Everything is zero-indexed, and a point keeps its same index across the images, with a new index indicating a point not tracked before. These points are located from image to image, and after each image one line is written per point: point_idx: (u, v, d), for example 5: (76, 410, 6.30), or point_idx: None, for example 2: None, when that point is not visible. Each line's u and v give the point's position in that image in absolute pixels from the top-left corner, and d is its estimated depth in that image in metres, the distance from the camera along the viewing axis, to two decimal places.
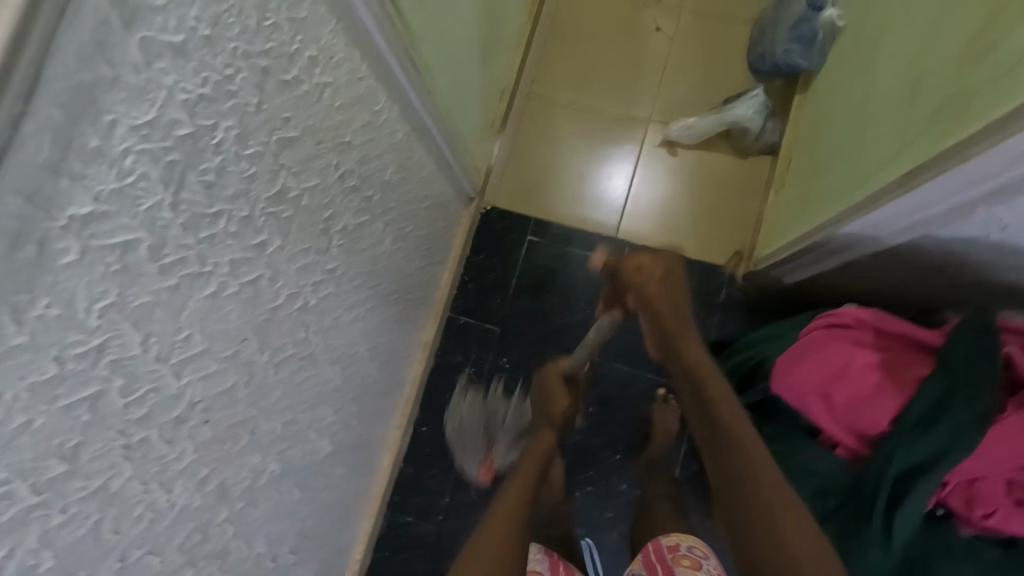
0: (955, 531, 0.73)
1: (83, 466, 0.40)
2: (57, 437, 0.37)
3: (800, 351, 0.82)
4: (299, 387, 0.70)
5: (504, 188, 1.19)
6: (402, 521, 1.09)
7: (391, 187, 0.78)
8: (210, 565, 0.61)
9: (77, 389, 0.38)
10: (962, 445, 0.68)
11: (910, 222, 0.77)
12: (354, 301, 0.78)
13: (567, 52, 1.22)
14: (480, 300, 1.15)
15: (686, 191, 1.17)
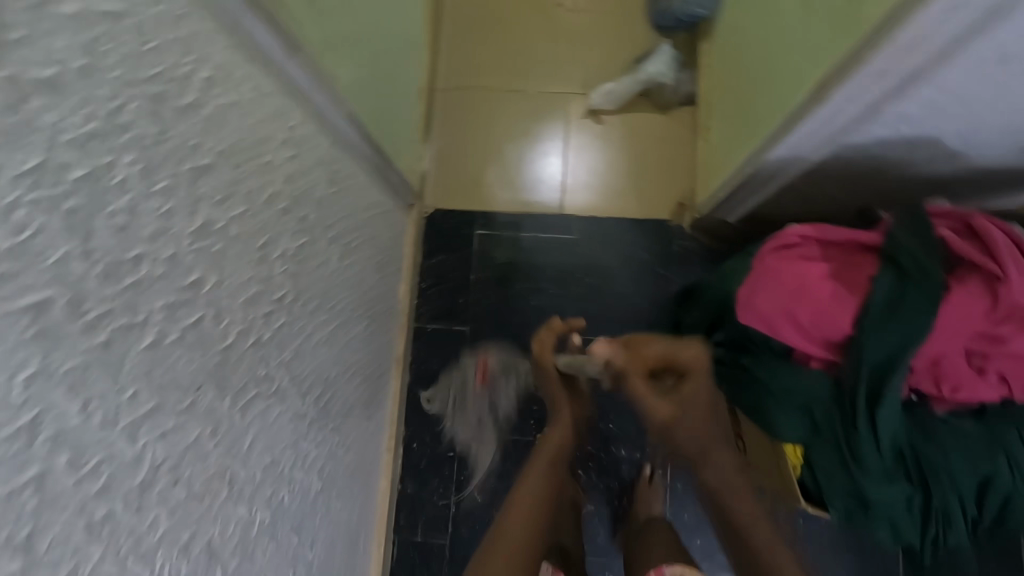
0: (928, 412, 0.76)
1: (44, 556, 0.40)
2: (4, 529, 0.37)
3: (757, 280, 0.81)
4: (274, 426, 0.73)
5: (447, 186, 1.40)
6: (414, 541, 1.26)
7: (325, 204, 0.85)
8: None
9: (17, 473, 0.37)
10: (924, 328, 0.69)
11: (829, 129, 0.78)
12: (311, 326, 0.82)
13: (481, 49, 1.45)
14: (443, 306, 1.34)
15: (618, 156, 1.39)
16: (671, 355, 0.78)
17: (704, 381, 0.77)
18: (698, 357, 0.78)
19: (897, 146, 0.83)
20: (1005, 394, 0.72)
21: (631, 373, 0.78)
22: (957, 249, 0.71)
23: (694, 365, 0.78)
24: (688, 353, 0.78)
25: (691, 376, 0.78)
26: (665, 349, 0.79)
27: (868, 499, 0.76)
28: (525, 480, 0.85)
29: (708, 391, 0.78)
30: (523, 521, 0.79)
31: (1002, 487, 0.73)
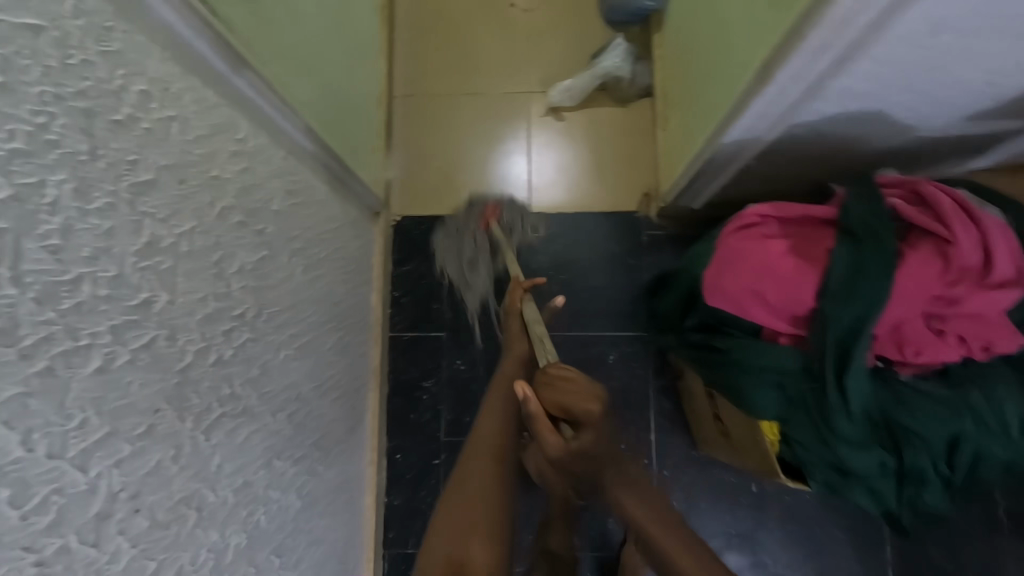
0: (895, 377, 0.77)
1: None
2: None
3: (721, 261, 0.82)
4: (244, 447, 0.71)
5: (413, 193, 1.39)
6: (405, 554, 1.24)
7: (284, 216, 0.83)
8: None
9: None
10: (882, 296, 0.70)
11: (777, 110, 0.79)
12: (278, 341, 0.80)
13: (438, 54, 1.45)
14: (418, 313, 1.33)
15: (581, 151, 1.40)
16: (567, 407, 0.76)
17: (594, 434, 0.75)
18: (586, 411, 0.75)
19: (845, 121, 0.85)
20: (966, 353, 0.74)
21: (536, 419, 0.78)
22: (909, 216, 0.72)
23: (581, 417, 0.75)
24: (581, 403, 0.75)
25: (584, 428, 0.75)
26: (565, 400, 0.76)
27: (843, 465, 0.78)
28: (480, 428, 0.84)
29: (600, 441, 0.75)
30: (486, 470, 0.76)
31: (969, 444, 0.75)
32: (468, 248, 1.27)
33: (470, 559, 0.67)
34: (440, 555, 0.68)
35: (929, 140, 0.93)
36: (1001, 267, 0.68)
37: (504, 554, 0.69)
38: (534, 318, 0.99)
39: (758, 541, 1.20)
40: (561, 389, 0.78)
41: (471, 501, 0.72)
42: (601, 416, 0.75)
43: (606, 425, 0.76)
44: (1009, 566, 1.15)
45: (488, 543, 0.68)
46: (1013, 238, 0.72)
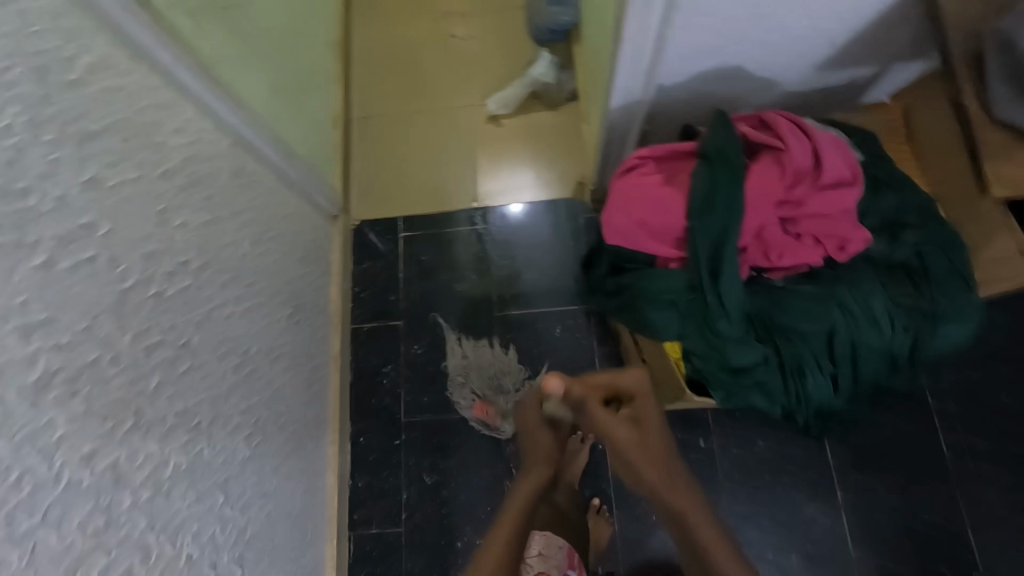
0: (768, 282, 0.86)
1: None
2: None
3: (612, 200, 0.92)
4: (185, 379, 0.80)
5: (369, 201, 1.53)
6: (370, 534, 1.26)
7: (230, 192, 0.96)
8: (127, 554, 0.66)
9: None
10: (736, 206, 0.81)
11: (643, 69, 0.93)
12: (225, 297, 0.91)
13: (388, 81, 1.64)
14: (377, 305, 1.43)
15: (519, 151, 1.55)
16: (615, 383, 0.81)
17: (651, 403, 0.80)
18: (638, 381, 0.81)
19: (708, 80, 0.99)
20: (824, 254, 0.83)
21: (591, 399, 0.80)
22: (754, 138, 0.84)
23: (635, 387, 0.81)
24: (626, 375, 0.81)
25: (638, 398, 0.80)
26: (611, 377, 0.82)
27: (733, 366, 0.85)
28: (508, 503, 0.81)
29: (656, 414, 0.79)
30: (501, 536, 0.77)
31: (843, 337, 0.82)
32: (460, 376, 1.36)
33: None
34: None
35: (798, 93, 1.05)
36: (834, 170, 0.80)
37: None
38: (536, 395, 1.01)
39: (711, 496, 1.23)
40: (604, 376, 0.82)
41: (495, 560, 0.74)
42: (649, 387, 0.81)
43: (652, 400, 0.81)
44: (957, 499, 1.17)
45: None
46: (848, 150, 0.83)
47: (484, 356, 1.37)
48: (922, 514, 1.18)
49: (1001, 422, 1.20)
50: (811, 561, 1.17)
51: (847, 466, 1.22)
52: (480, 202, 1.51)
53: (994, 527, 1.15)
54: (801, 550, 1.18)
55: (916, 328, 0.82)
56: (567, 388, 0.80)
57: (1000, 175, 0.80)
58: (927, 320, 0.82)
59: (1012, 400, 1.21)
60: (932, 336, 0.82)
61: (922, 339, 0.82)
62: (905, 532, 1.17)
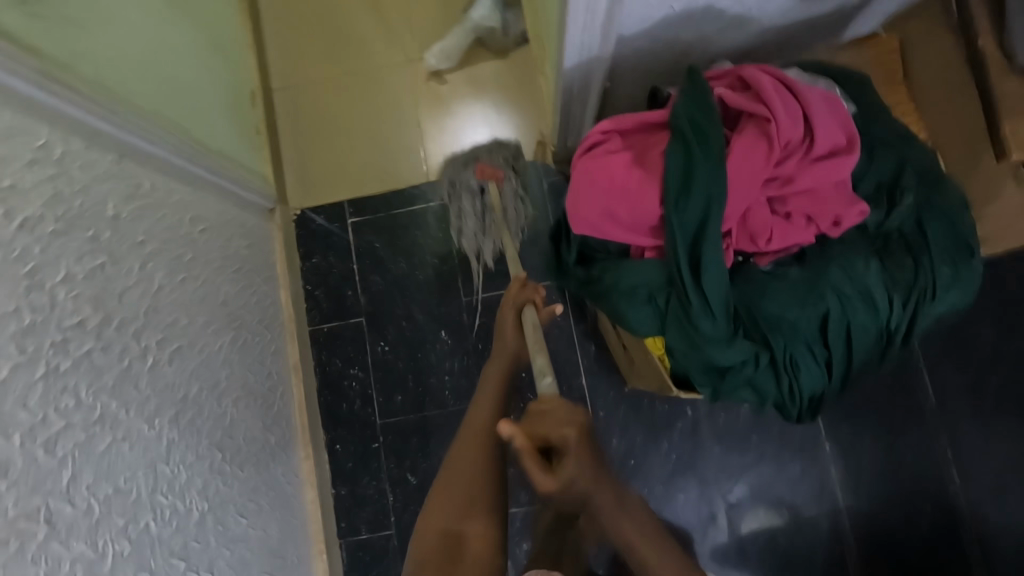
0: (755, 269, 0.78)
1: None
2: None
3: (575, 184, 0.79)
4: (110, 457, 0.69)
5: (307, 186, 1.37)
6: (359, 540, 1.24)
7: (126, 220, 0.81)
8: None
9: None
10: (718, 187, 0.70)
11: (597, 22, 0.76)
12: (145, 347, 0.79)
13: (309, 39, 1.41)
14: (333, 303, 1.32)
15: (469, 110, 1.37)
16: (548, 437, 0.61)
17: (580, 464, 0.61)
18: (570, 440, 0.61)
19: (676, 26, 0.84)
20: (816, 231, 0.74)
21: (522, 457, 0.60)
22: (736, 104, 0.71)
23: (568, 447, 0.61)
24: (560, 430, 0.61)
25: (567, 456, 0.60)
26: (544, 429, 0.61)
27: (718, 365, 0.77)
28: (467, 442, 0.76)
29: (588, 470, 0.62)
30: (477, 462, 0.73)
31: (837, 322, 0.74)
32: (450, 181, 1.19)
33: (466, 529, 0.68)
34: (439, 518, 0.69)
35: (780, 32, 0.91)
36: (827, 138, 0.69)
37: (498, 536, 0.68)
38: (531, 322, 0.82)
39: (700, 463, 1.21)
40: (537, 420, 0.62)
41: (461, 494, 0.70)
42: (584, 444, 0.61)
43: (590, 453, 0.62)
44: (942, 440, 1.17)
45: (484, 527, 0.68)
46: (842, 106, 0.72)
47: (489, 162, 1.17)
48: (908, 458, 1.17)
49: (985, 359, 1.18)
50: (802, 516, 1.18)
51: (835, 418, 1.20)
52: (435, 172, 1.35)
53: (977, 462, 1.16)
54: (790, 507, 1.18)
55: (915, 303, 0.74)
56: (510, 434, 0.61)
57: (1016, 136, 0.82)
58: (927, 293, 0.74)
59: (996, 334, 1.18)
60: (932, 308, 0.75)
61: (922, 313, 0.74)
62: (892, 477, 1.17)
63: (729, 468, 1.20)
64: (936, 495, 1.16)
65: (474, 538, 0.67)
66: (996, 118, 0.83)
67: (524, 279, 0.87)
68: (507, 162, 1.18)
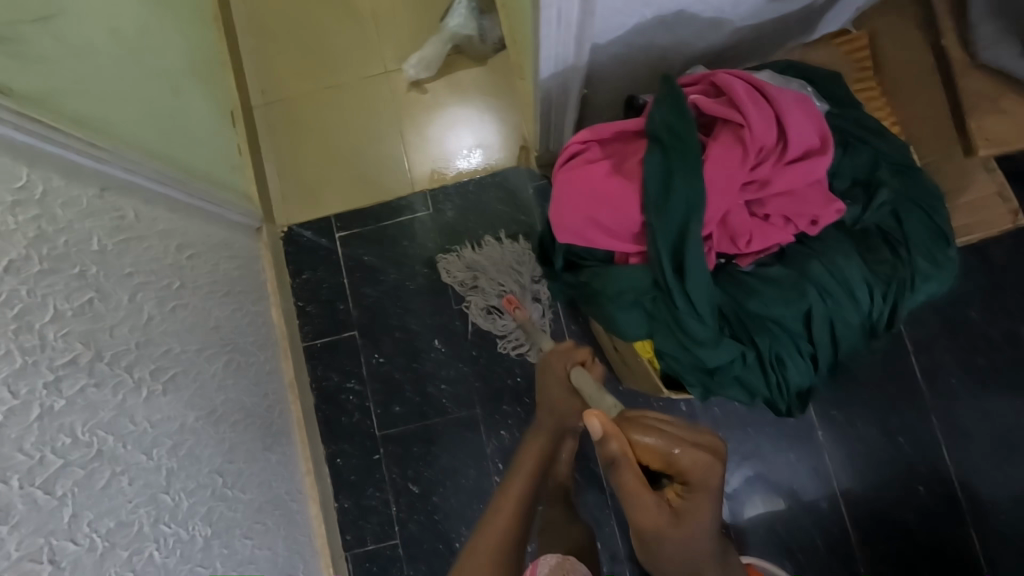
0: (738, 269, 0.79)
1: None
2: None
3: (558, 195, 0.80)
4: (109, 491, 0.70)
5: (294, 202, 1.37)
6: (366, 550, 1.25)
7: (112, 253, 0.81)
8: None
9: None
10: (697, 193, 0.71)
11: (570, 32, 0.77)
12: (139, 379, 0.79)
13: (287, 54, 1.41)
14: (325, 319, 1.32)
15: (452, 117, 1.38)
16: (672, 457, 0.67)
17: (704, 497, 0.68)
18: (700, 465, 0.67)
19: (648, 33, 0.84)
20: (795, 231, 0.75)
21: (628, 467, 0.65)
22: (710, 110, 0.72)
23: (691, 471, 0.67)
24: (687, 453, 0.67)
25: (693, 485, 0.67)
26: (666, 448, 0.67)
27: (707, 366, 0.78)
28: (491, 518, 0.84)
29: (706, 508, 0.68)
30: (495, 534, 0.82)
31: (820, 318, 0.76)
32: (467, 273, 1.29)
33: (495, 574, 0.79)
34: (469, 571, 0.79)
35: (752, 32, 0.92)
36: (801, 138, 0.70)
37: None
38: (585, 381, 0.80)
39: None
40: (657, 438, 0.67)
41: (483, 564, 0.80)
42: (709, 478, 0.67)
43: (708, 492, 0.68)
44: (933, 421, 1.19)
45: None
46: (814, 106, 0.73)
47: (514, 291, 1.27)
48: (901, 440, 1.19)
49: (971, 338, 1.20)
50: (802, 504, 1.19)
51: (827, 405, 1.22)
52: (441, 250, 1.31)
53: (967, 440, 1.18)
54: (790, 496, 1.20)
55: (896, 294, 0.76)
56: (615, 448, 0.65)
57: (987, 130, 0.85)
58: (907, 283, 0.75)
59: (980, 313, 1.20)
60: (913, 297, 0.76)
61: (903, 303, 0.76)
62: (886, 460, 1.19)
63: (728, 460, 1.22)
64: (929, 474, 1.18)
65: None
66: (965, 112, 0.87)
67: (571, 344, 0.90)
68: (530, 288, 1.27)
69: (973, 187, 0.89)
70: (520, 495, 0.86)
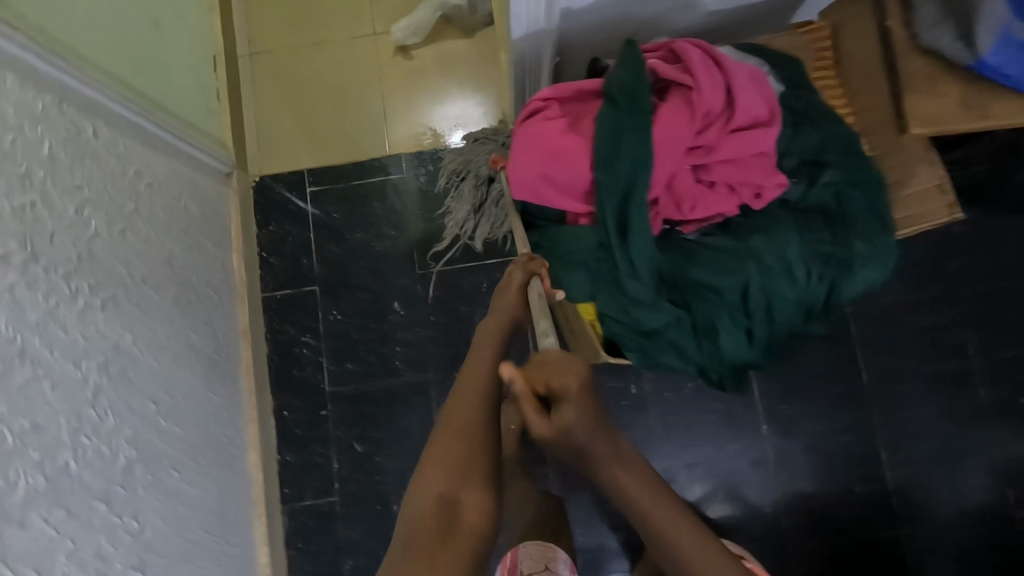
0: (681, 237, 0.80)
1: None
2: None
3: (515, 148, 0.81)
4: (29, 393, 0.70)
5: (268, 152, 1.36)
6: (303, 505, 1.24)
7: (61, 162, 0.80)
8: None
9: None
10: (644, 153, 0.72)
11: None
12: (75, 291, 0.79)
13: (276, 5, 1.41)
14: (288, 270, 1.31)
15: (434, 84, 1.38)
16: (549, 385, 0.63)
17: (580, 411, 0.63)
18: (566, 388, 0.63)
19: (619, 5, 0.86)
20: (739, 202, 0.77)
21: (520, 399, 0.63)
22: (664, 74, 0.73)
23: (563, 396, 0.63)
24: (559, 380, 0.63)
25: (567, 405, 0.62)
26: (545, 374, 0.64)
27: (644, 329, 0.79)
28: (444, 429, 0.68)
29: (585, 419, 0.63)
30: (455, 439, 0.67)
31: (757, 292, 0.77)
32: (452, 159, 1.32)
33: (462, 498, 0.63)
34: (427, 497, 0.63)
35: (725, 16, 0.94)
36: (747, 109, 0.72)
37: (493, 506, 0.64)
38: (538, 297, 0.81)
39: (646, 441, 1.22)
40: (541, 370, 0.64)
41: (445, 472, 0.64)
42: (582, 392, 0.63)
43: (589, 402, 0.64)
44: (876, 424, 1.21)
45: (483, 495, 0.63)
46: (766, 82, 0.75)
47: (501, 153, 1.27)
48: (842, 440, 1.21)
49: (919, 347, 1.22)
50: (740, 494, 1.20)
51: (775, 400, 1.23)
52: (429, 249, 1.31)
53: (908, 444, 1.20)
54: (729, 486, 1.21)
55: (833, 275, 0.78)
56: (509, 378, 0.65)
57: (920, 111, 0.83)
58: (844, 265, 0.77)
59: (930, 322, 1.22)
60: (851, 280, 0.78)
61: (840, 285, 0.78)
62: (827, 459, 1.20)
63: (676, 449, 1.22)
64: (867, 476, 1.20)
65: (466, 523, 0.61)
66: (900, 94, 0.85)
67: (532, 254, 0.84)
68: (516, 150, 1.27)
69: (916, 180, 0.87)
70: (485, 383, 0.72)
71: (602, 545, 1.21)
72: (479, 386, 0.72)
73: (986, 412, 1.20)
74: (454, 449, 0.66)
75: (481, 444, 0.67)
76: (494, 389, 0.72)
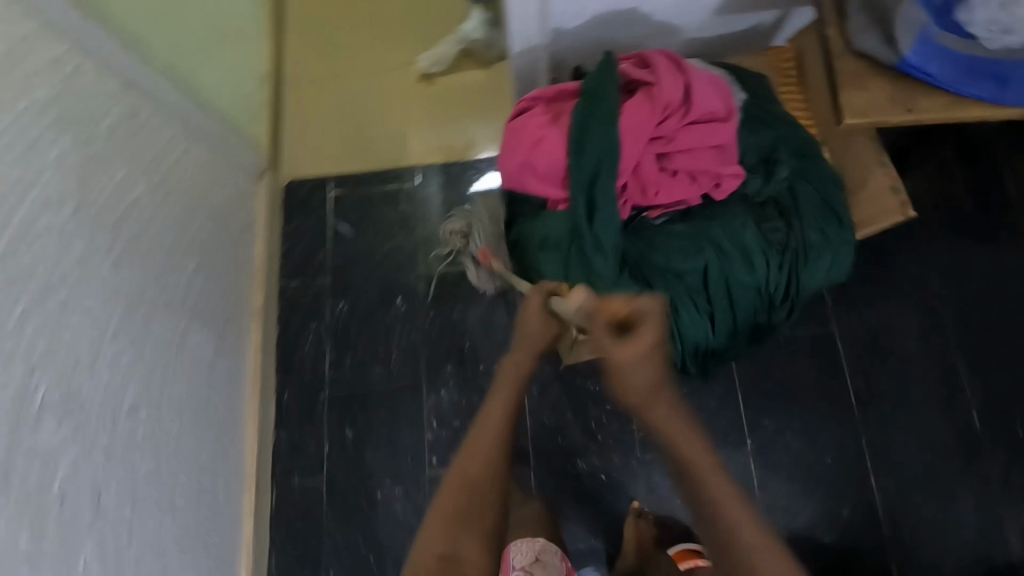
0: (647, 222, 0.87)
1: None
2: None
3: (503, 142, 0.90)
4: (60, 318, 0.80)
5: (297, 158, 1.52)
6: (292, 484, 1.28)
7: (118, 135, 0.95)
8: None
9: None
10: (612, 141, 0.81)
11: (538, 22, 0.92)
12: (111, 242, 0.90)
13: (319, 37, 1.61)
14: (302, 263, 1.43)
15: (450, 107, 1.53)
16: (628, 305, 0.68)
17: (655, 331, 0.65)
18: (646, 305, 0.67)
19: (608, 29, 0.99)
20: (699, 190, 0.85)
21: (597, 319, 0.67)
22: (632, 75, 0.83)
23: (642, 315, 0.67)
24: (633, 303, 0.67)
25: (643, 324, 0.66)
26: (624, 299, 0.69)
27: None
28: (447, 487, 0.72)
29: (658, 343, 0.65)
30: (458, 498, 0.71)
31: (715, 276, 0.83)
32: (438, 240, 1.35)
33: (460, 553, 0.68)
34: (428, 554, 0.68)
35: (704, 41, 1.05)
36: (704, 105, 0.81)
37: (488, 564, 0.69)
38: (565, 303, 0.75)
39: (627, 446, 1.24)
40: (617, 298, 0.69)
41: (446, 524, 0.69)
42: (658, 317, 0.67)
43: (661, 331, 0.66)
44: (864, 446, 1.19)
45: (479, 548, 0.69)
46: (725, 87, 0.84)
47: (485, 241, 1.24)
48: (828, 459, 1.19)
49: (908, 371, 1.22)
50: None
51: (759, 414, 1.22)
52: (433, 250, 1.41)
53: (896, 468, 1.17)
54: None
55: (790, 265, 0.83)
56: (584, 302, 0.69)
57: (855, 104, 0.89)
58: (800, 255, 0.83)
59: (919, 346, 1.22)
60: (806, 270, 0.83)
61: (796, 274, 0.83)
62: (812, 478, 1.18)
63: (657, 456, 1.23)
64: (854, 498, 1.17)
65: None
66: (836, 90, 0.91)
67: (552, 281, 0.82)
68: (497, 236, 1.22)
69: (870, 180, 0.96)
70: (492, 443, 0.74)
71: (578, 548, 1.21)
72: (488, 448, 0.73)
73: (978, 441, 1.17)
74: (456, 506, 0.70)
75: (481, 504, 0.71)
76: (501, 453, 0.74)
